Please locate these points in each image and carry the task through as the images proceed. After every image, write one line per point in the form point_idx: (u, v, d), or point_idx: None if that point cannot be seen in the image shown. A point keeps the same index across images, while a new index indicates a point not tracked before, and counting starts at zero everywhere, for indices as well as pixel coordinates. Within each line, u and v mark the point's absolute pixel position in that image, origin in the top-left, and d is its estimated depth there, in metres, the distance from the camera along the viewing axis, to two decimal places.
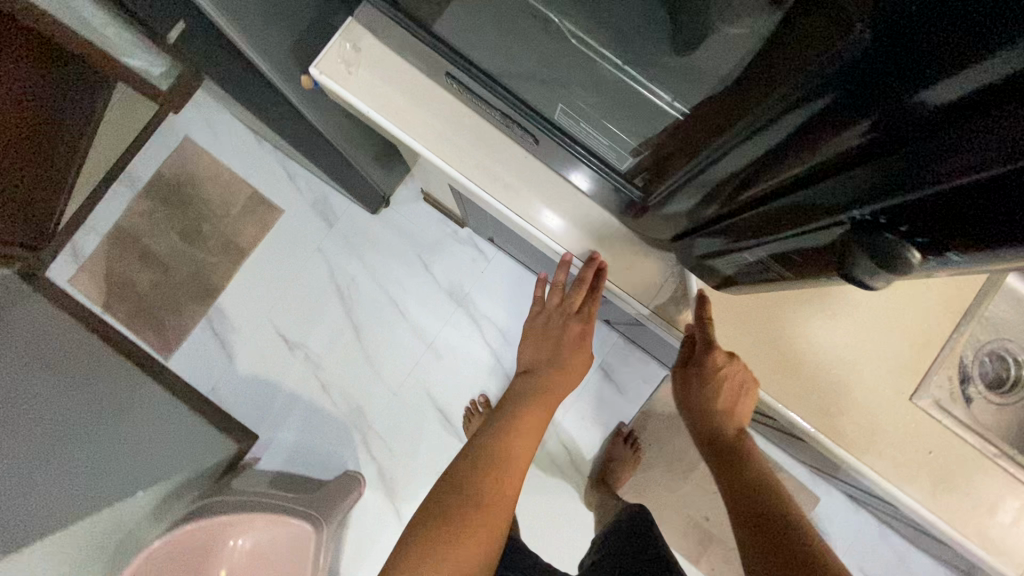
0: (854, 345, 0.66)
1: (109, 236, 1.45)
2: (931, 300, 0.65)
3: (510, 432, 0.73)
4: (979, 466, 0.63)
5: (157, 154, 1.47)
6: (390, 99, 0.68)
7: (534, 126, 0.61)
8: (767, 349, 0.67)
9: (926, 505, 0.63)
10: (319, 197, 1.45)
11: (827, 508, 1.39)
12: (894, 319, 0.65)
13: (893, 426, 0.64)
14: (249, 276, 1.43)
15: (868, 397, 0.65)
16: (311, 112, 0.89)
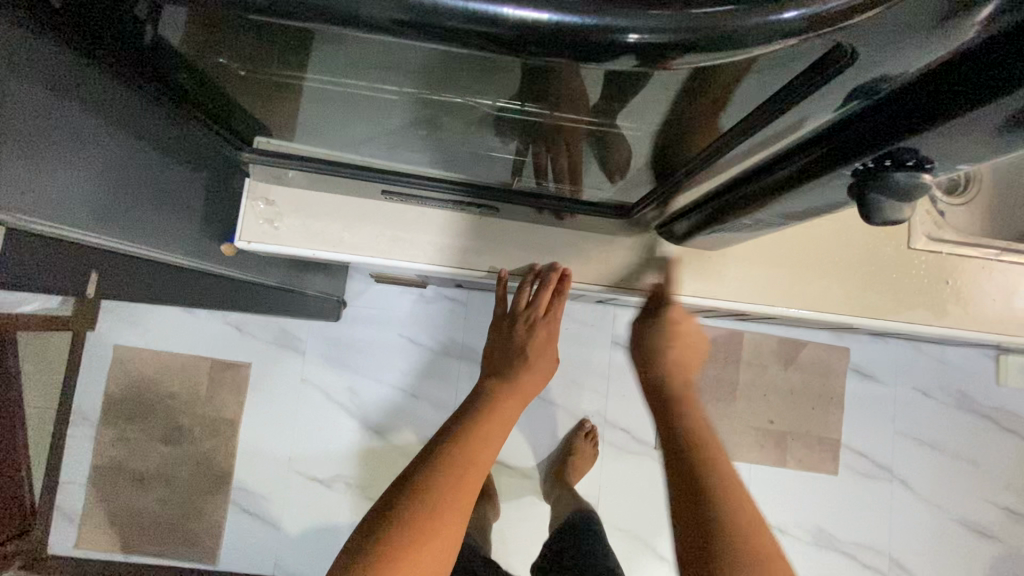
0: (843, 234, 0.73)
1: (91, 481, 1.35)
2: None
3: (477, 440, 0.63)
4: (987, 270, 0.71)
5: (95, 377, 1.37)
6: (332, 235, 0.72)
7: (476, 197, 0.67)
8: (778, 276, 0.74)
9: (961, 325, 0.72)
10: (277, 333, 1.39)
11: (862, 354, 1.46)
12: None
13: (906, 272, 0.72)
14: (251, 443, 1.36)
15: (875, 267, 0.72)
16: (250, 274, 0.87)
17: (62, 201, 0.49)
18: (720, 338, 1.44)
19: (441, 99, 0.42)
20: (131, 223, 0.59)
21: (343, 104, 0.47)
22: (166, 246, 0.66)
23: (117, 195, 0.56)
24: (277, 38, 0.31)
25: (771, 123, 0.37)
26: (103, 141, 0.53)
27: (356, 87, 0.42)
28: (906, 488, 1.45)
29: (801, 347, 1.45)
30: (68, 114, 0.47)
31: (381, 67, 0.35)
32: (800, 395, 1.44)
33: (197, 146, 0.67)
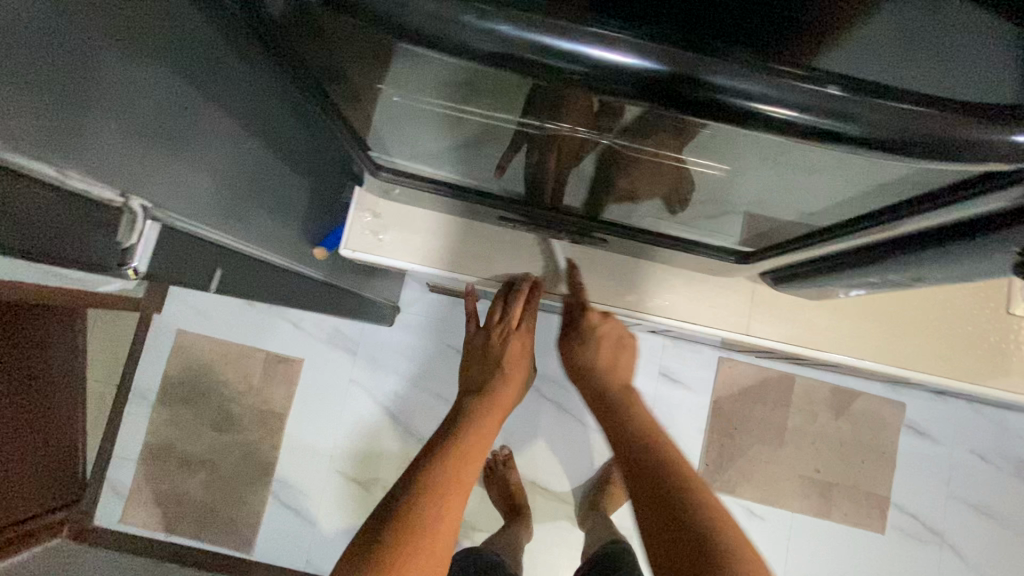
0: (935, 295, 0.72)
1: (142, 459, 1.40)
2: None
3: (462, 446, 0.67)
4: None
5: (156, 359, 1.43)
6: (424, 248, 0.76)
7: (546, 220, 0.67)
8: (863, 328, 0.73)
9: None
10: (332, 332, 1.42)
11: (917, 411, 1.41)
12: None
13: (999, 341, 0.71)
14: (296, 438, 1.39)
15: (962, 330, 0.72)
16: (335, 278, 0.90)
17: (197, 199, 0.52)
18: (770, 379, 1.41)
19: (467, 117, 0.44)
20: (245, 222, 0.62)
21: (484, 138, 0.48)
22: (273, 248, 0.69)
23: (239, 194, 0.60)
24: (474, 80, 0.33)
25: (920, 215, 0.39)
26: (241, 142, 0.56)
27: (510, 125, 0.43)
28: (956, 555, 1.38)
29: (854, 397, 1.41)
30: (217, 115, 0.51)
31: (489, 92, 0.35)
32: (849, 446, 1.40)
33: (314, 151, 0.71)
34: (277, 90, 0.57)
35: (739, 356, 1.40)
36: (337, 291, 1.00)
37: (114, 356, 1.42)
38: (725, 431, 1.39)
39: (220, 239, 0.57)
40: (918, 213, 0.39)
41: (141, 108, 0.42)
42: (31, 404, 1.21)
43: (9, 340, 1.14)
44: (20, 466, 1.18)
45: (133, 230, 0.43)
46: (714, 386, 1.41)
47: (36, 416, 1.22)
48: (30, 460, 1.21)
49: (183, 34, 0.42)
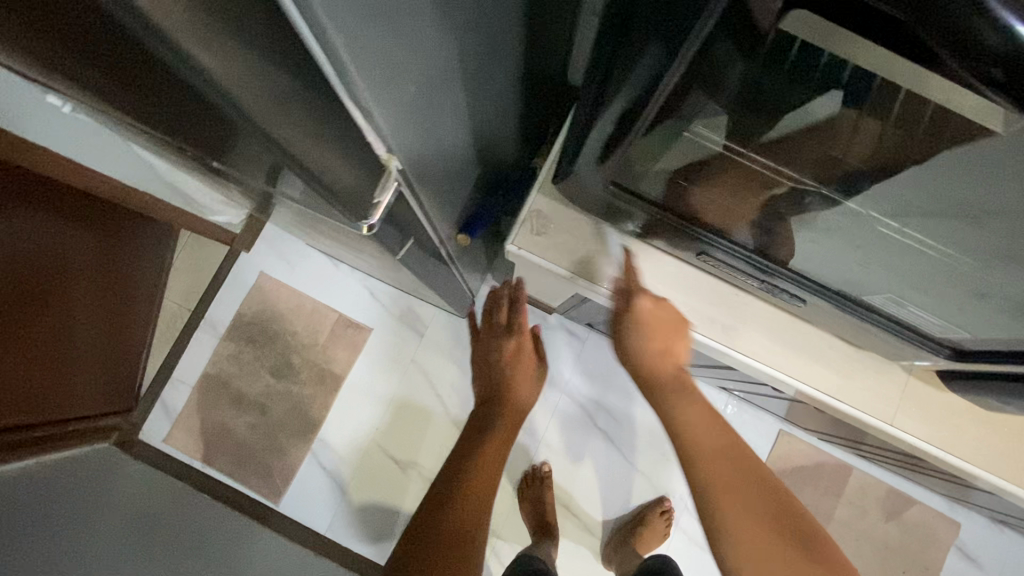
0: None
1: (198, 386, 1.43)
2: None
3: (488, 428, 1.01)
4: None
5: (233, 295, 1.45)
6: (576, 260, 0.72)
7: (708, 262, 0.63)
8: None
9: None
10: (404, 310, 1.44)
11: (971, 535, 1.36)
12: None
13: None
14: (348, 404, 1.41)
15: None
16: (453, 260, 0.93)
17: (421, 166, 0.55)
18: (826, 465, 1.38)
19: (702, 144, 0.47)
20: (438, 192, 0.64)
21: (721, 169, 0.49)
22: (439, 225, 0.72)
23: (447, 167, 0.62)
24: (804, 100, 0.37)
25: None
26: (462, 125, 0.59)
27: (747, 156, 0.45)
28: None
29: (908, 504, 1.36)
30: (470, 92, 0.55)
31: (783, 115, 0.39)
32: (891, 552, 1.36)
33: (490, 142, 0.74)
34: (506, 70, 0.62)
35: (800, 432, 1.37)
36: (454, 273, 1.02)
37: (193, 281, 1.46)
38: None
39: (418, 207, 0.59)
40: None
41: (442, 70, 0.46)
42: (116, 310, 1.25)
43: (113, 244, 1.18)
44: (92, 367, 1.21)
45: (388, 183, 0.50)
46: (768, 456, 1.38)
47: (116, 323, 1.26)
48: (102, 363, 1.25)
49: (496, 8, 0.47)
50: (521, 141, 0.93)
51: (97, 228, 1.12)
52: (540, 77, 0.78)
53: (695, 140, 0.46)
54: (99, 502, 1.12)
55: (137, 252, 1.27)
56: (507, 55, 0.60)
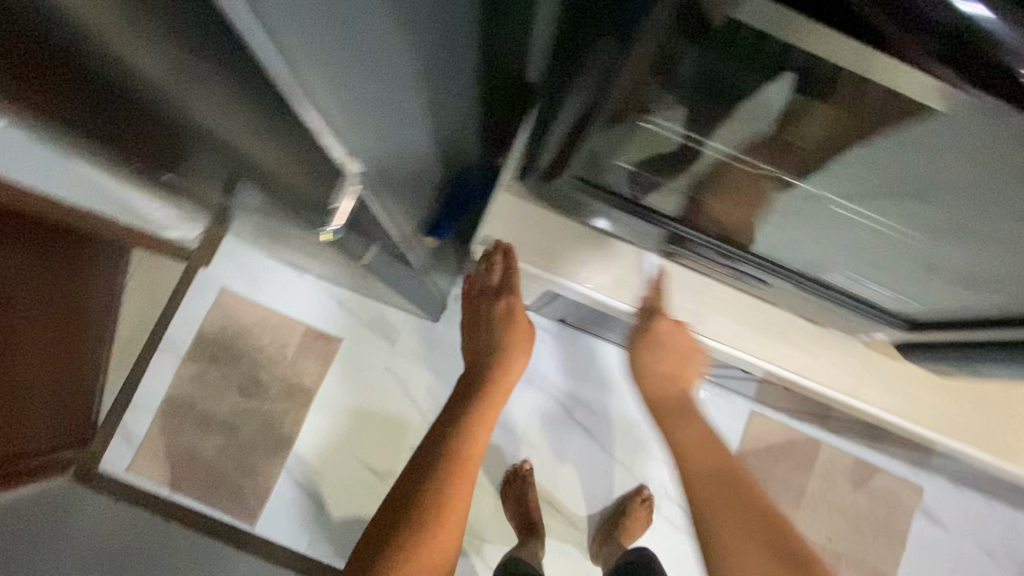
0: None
1: (161, 410, 1.37)
2: None
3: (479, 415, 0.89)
4: None
5: (193, 313, 1.39)
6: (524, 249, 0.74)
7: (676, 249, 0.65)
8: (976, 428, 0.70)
9: None
10: (374, 317, 1.40)
11: (933, 495, 1.43)
12: None
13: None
14: (322, 417, 1.37)
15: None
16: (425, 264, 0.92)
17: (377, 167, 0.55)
18: (796, 441, 1.43)
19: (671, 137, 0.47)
20: (398, 192, 0.64)
21: (681, 160, 0.50)
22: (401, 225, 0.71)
23: (400, 166, 0.61)
24: (740, 84, 0.37)
25: None
26: (426, 126, 0.58)
27: (691, 136, 0.46)
28: None
29: (873, 470, 1.43)
30: (428, 98, 0.54)
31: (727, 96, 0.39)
32: (862, 520, 1.41)
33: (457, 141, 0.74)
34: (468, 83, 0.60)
35: (771, 411, 1.41)
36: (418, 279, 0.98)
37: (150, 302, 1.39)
38: None
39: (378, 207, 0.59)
40: None
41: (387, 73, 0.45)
42: (66, 334, 1.18)
43: (57, 264, 1.12)
44: (43, 397, 1.14)
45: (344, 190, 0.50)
46: (743, 437, 1.41)
47: (65, 347, 1.19)
48: (55, 392, 1.18)
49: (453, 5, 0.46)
50: (485, 138, 0.92)
51: (38, 245, 1.06)
52: (506, 79, 0.77)
53: (641, 130, 0.46)
54: (59, 538, 1.06)
55: (86, 270, 1.21)
56: (471, 62, 0.58)
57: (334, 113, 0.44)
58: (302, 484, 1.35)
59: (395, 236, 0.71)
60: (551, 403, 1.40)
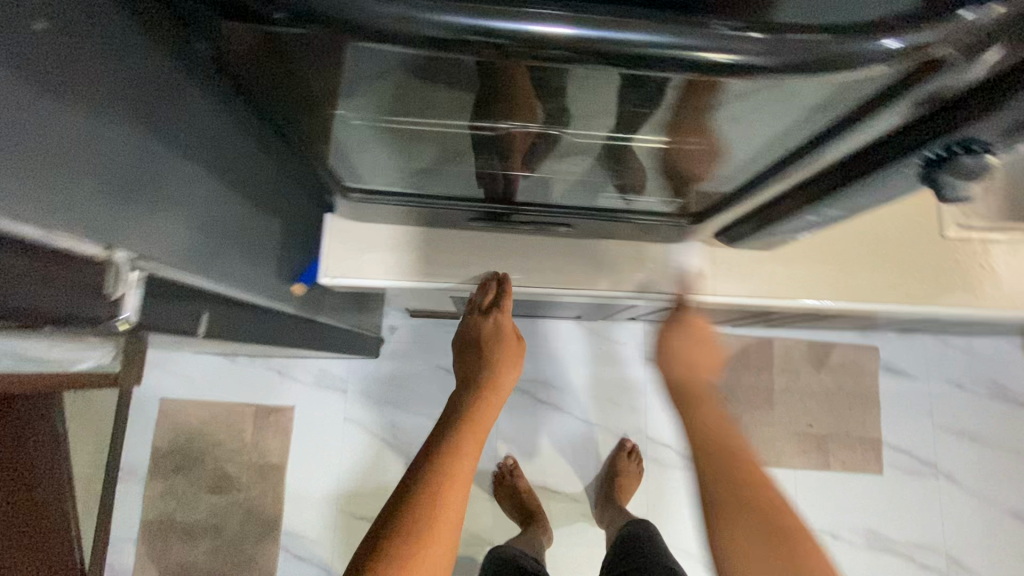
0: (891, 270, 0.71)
1: (142, 537, 1.35)
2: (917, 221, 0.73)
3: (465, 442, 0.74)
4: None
5: (143, 433, 1.38)
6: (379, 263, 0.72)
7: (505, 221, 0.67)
8: (838, 280, 0.72)
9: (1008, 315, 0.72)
10: (318, 374, 1.41)
11: (889, 351, 1.49)
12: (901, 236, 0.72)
13: (920, 269, 0.71)
14: (299, 485, 1.37)
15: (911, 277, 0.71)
16: (317, 312, 0.94)
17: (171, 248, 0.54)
18: (749, 347, 1.47)
19: (405, 128, 0.47)
20: (220, 260, 0.64)
21: (432, 142, 0.50)
22: (250, 289, 0.71)
23: (207, 240, 0.61)
24: (417, 91, 0.38)
25: (843, 126, 0.39)
26: (209, 185, 0.59)
27: (409, 121, 0.45)
28: (953, 483, 1.44)
29: (827, 348, 1.48)
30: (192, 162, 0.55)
31: (413, 98, 0.40)
32: (833, 396, 1.46)
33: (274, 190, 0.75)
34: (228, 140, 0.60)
35: (716, 328, 1.46)
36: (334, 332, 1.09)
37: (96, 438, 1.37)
38: None
39: (198, 282, 0.60)
40: (843, 132, 0.39)
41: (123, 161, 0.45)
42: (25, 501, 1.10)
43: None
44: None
45: (118, 279, 0.47)
46: None
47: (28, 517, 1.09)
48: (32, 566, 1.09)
49: (159, 71, 0.47)
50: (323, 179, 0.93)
51: None
52: None
53: (393, 126, 0.47)
54: None
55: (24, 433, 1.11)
56: (217, 122, 0.58)
57: (78, 225, 0.42)
58: (302, 556, 1.35)
59: (248, 300, 0.71)
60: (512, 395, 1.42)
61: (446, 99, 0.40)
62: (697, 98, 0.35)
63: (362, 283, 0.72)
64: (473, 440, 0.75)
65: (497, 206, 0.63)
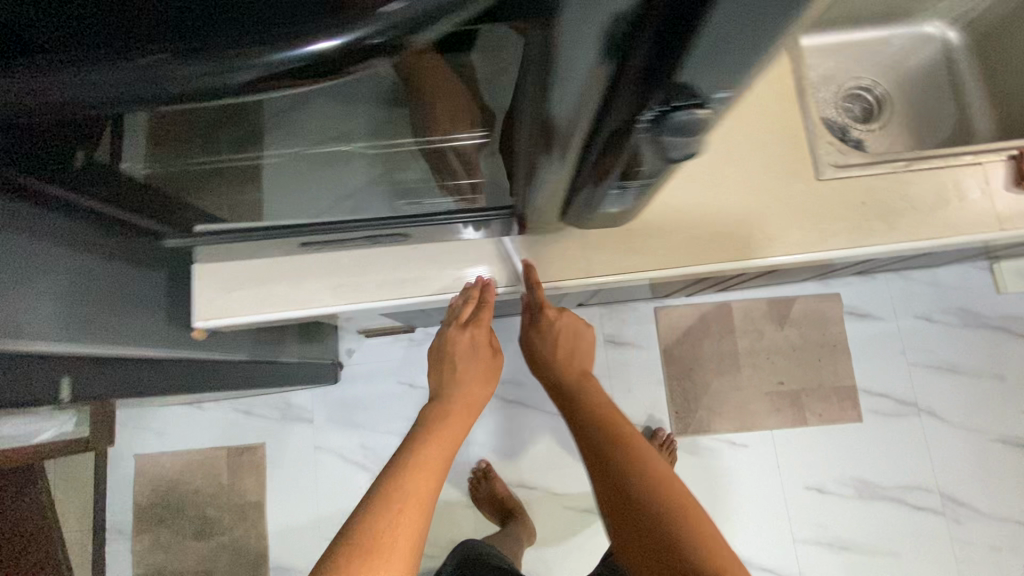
0: (776, 214, 0.68)
1: None
2: (798, 159, 0.69)
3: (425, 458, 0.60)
4: (915, 175, 0.70)
5: (122, 491, 1.40)
6: (255, 298, 0.67)
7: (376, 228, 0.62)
8: (725, 230, 0.68)
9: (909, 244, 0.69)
10: (283, 408, 1.42)
11: (851, 295, 1.46)
12: (783, 176, 0.69)
13: (807, 209, 0.68)
14: (279, 519, 1.38)
15: (801, 216, 0.68)
16: (240, 352, 0.94)
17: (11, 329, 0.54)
18: (708, 313, 1.45)
19: (196, 166, 0.45)
20: (88, 322, 0.64)
21: (237, 174, 0.48)
22: (137, 341, 0.71)
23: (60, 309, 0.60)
24: (149, 133, 0.35)
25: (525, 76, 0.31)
26: (39, 260, 0.58)
27: (185, 158, 0.43)
28: (936, 419, 1.41)
29: (788, 302, 1.46)
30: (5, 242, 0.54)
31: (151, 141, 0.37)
32: (801, 349, 1.44)
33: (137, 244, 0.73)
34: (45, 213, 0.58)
35: (671, 300, 1.44)
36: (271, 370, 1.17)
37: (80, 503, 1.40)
38: (683, 374, 1.43)
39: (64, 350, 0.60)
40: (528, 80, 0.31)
41: None
42: None
43: None
44: None
45: None
46: (658, 335, 1.44)
47: None
48: None
49: None
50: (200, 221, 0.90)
51: None
52: None
53: (184, 165, 0.45)
54: None
55: None
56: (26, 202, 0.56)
57: None
58: None
59: (138, 353, 0.71)
60: None
61: (189, 133, 0.36)
62: (415, 71, 0.31)
63: (245, 319, 0.68)
64: (436, 448, 0.61)
65: (357, 217, 0.58)
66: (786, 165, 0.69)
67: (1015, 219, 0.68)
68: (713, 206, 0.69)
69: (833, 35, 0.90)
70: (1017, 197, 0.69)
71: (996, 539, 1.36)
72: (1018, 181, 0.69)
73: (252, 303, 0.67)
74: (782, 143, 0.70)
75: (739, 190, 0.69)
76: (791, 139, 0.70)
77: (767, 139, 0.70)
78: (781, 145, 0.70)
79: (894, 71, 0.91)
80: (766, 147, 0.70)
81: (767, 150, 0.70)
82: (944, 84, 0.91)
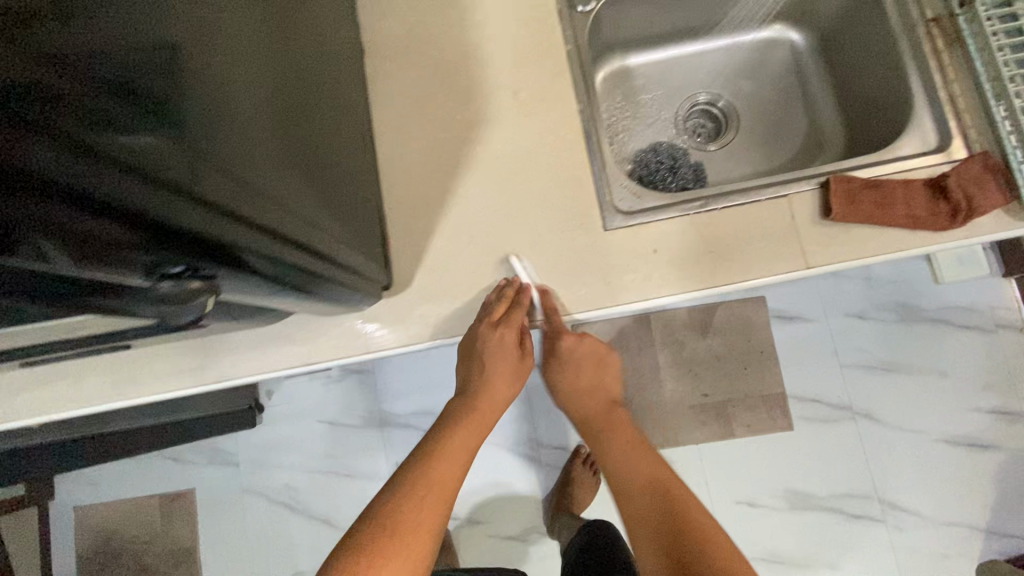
0: (557, 268, 0.65)
1: None
2: (581, 208, 0.66)
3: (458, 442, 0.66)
4: (714, 215, 0.65)
5: (66, 542, 1.45)
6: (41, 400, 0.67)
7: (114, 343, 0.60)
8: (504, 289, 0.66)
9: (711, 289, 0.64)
10: (210, 453, 1.44)
11: (777, 297, 1.39)
12: (564, 228, 0.66)
13: (592, 261, 0.65)
14: (214, 562, 1.41)
15: (585, 268, 0.65)
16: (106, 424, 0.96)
17: None
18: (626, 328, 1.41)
19: None
20: None
21: None
22: None
23: None
24: None
25: None
26: None
27: None
28: (873, 422, 1.34)
29: (709, 310, 1.40)
30: None
31: None
32: (726, 358, 1.38)
33: None
34: None
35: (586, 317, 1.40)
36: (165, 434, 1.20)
37: None
38: None
39: None
40: None
41: None
42: None
43: None
44: None
45: None
46: None
47: None
48: None
49: None
50: None
51: None
52: None
53: None
54: None
55: None
56: None
57: None
58: None
59: None
60: (397, 432, 1.42)
61: None
62: None
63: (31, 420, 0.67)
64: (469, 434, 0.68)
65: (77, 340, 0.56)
66: (567, 217, 0.66)
67: (822, 255, 0.63)
68: (493, 265, 0.66)
69: (666, 51, 0.85)
70: (826, 230, 0.63)
71: (942, 546, 1.29)
72: (825, 213, 0.63)
73: (35, 405, 0.66)
74: (564, 193, 0.67)
75: (520, 248, 0.66)
76: (574, 188, 0.67)
77: (550, 190, 0.67)
78: (563, 196, 0.67)
79: (739, 82, 0.86)
80: (548, 199, 0.67)
81: (550, 202, 0.67)
82: (794, 92, 0.85)
